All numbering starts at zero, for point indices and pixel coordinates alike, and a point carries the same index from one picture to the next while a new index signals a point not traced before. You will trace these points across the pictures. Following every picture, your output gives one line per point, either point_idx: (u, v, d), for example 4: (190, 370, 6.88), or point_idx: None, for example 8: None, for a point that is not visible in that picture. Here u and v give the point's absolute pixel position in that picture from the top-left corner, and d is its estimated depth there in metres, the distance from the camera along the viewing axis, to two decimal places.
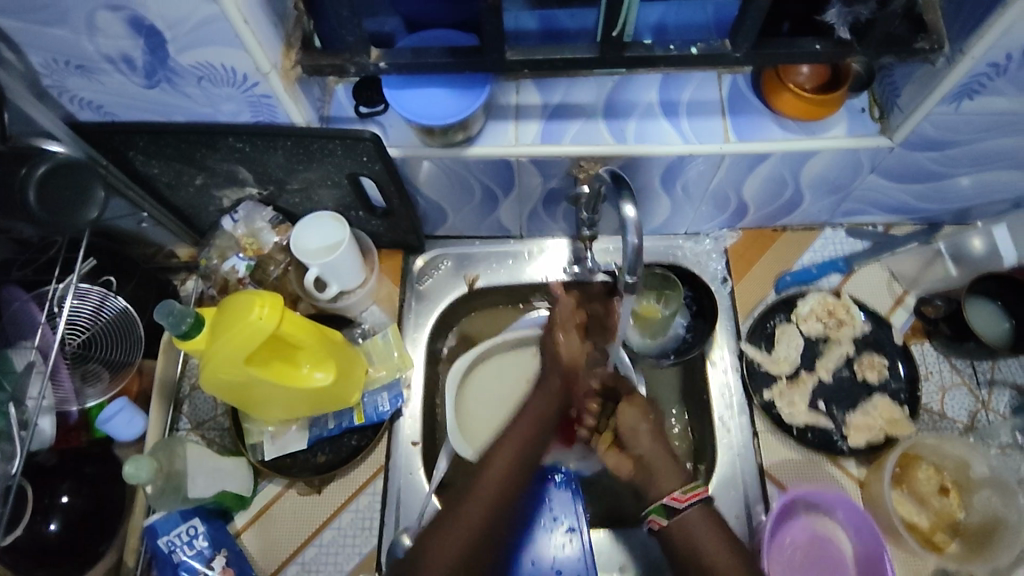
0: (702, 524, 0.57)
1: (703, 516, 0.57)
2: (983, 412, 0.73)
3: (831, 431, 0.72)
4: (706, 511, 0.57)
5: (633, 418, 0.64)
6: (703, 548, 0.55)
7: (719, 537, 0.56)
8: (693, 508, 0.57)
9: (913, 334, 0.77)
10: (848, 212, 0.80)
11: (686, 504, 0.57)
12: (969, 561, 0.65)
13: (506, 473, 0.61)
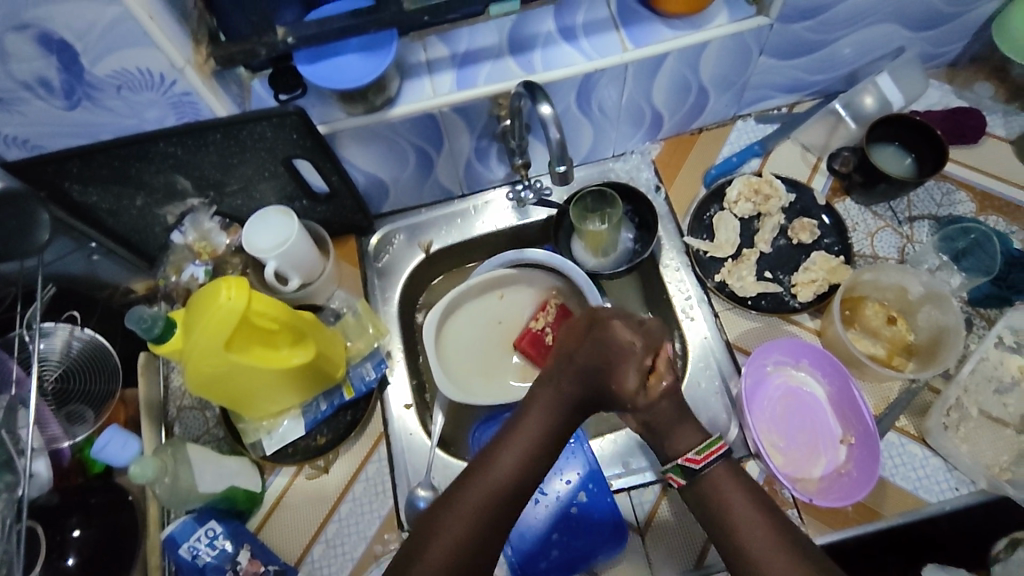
0: (725, 479, 0.58)
1: (727, 473, 0.58)
2: (909, 245, 0.81)
3: (781, 293, 0.79)
4: (728, 466, 0.58)
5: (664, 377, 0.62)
6: (730, 508, 0.56)
7: (738, 483, 0.57)
8: (714, 467, 0.58)
9: (833, 194, 0.85)
10: (752, 101, 0.87)
11: (709, 465, 0.58)
12: (926, 369, 0.72)
13: (503, 486, 0.56)
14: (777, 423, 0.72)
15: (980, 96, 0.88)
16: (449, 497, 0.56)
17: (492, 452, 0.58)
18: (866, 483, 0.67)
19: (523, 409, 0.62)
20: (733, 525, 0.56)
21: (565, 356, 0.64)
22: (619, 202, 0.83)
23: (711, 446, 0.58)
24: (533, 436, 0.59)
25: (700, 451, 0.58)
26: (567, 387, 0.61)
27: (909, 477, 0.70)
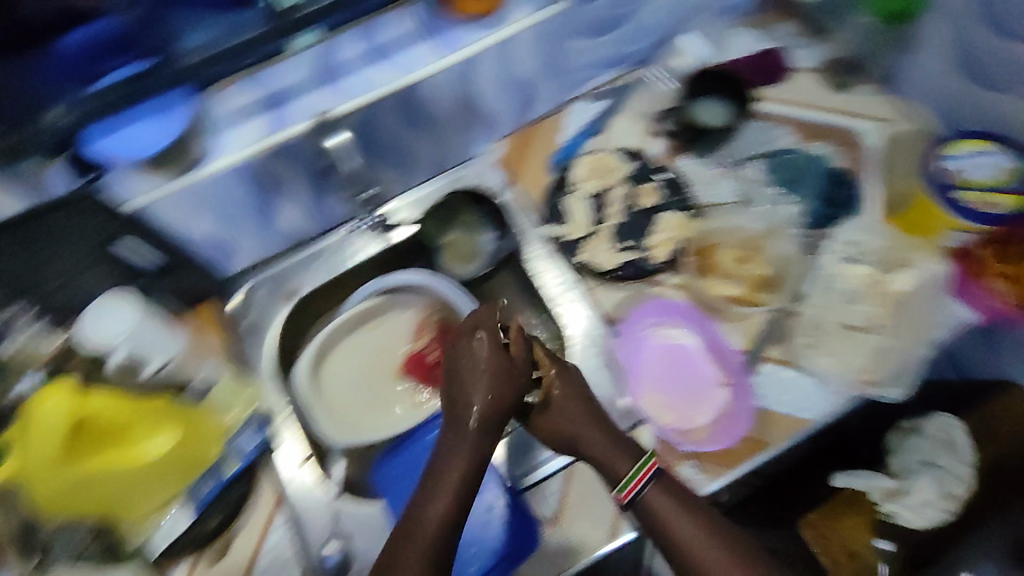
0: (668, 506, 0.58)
1: (660, 493, 0.59)
2: (748, 185, 0.85)
3: (640, 259, 0.80)
4: (662, 488, 0.59)
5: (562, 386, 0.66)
6: (672, 523, 0.57)
7: (682, 509, 0.58)
8: (648, 489, 0.59)
9: (673, 153, 0.87)
10: (576, 84, 0.90)
11: (641, 491, 0.59)
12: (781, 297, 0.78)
13: (438, 534, 0.57)
14: (662, 383, 0.75)
15: (783, 35, 0.94)
16: (393, 557, 0.56)
17: (426, 500, 0.59)
18: (744, 420, 0.71)
19: (448, 443, 0.62)
20: (675, 544, 0.57)
21: (459, 379, 0.64)
22: (466, 207, 0.87)
23: (643, 468, 0.60)
24: (462, 467, 0.60)
25: (631, 478, 0.59)
26: (474, 410, 0.62)
27: (789, 399, 0.72)
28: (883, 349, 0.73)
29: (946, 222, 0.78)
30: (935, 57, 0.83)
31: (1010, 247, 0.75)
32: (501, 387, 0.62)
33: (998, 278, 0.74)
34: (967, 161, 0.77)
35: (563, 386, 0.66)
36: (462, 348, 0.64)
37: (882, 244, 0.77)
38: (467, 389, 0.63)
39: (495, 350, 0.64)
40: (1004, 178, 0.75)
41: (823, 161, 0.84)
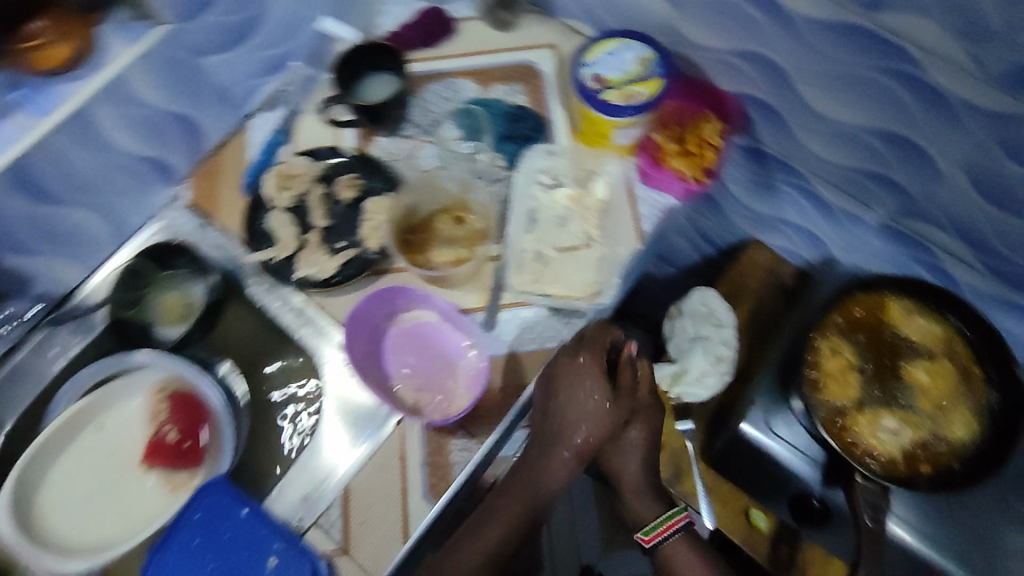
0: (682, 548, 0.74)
1: (682, 542, 0.74)
2: (449, 147, 0.82)
3: (361, 254, 0.75)
4: (683, 540, 0.74)
5: (623, 454, 0.73)
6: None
7: (699, 564, 0.73)
8: (675, 537, 0.73)
9: (366, 139, 0.82)
10: (244, 99, 0.82)
11: (665, 538, 0.72)
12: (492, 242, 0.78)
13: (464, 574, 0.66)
14: (414, 371, 0.72)
15: None
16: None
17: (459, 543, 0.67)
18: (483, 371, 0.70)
19: (487, 508, 0.69)
20: None
21: (555, 422, 0.68)
22: (159, 266, 0.77)
23: (671, 520, 0.72)
24: (489, 546, 0.67)
25: (663, 534, 0.72)
26: (576, 441, 0.68)
27: (534, 337, 0.74)
28: (603, 257, 0.78)
29: (609, 130, 0.77)
30: None
31: (671, 130, 0.83)
32: (597, 416, 0.68)
33: (671, 159, 0.81)
34: (602, 64, 0.76)
35: (644, 430, 0.72)
36: (568, 401, 0.67)
37: (573, 162, 0.81)
38: (567, 424, 0.68)
39: (590, 381, 0.67)
40: (636, 70, 0.75)
41: (504, 103, 0.85)
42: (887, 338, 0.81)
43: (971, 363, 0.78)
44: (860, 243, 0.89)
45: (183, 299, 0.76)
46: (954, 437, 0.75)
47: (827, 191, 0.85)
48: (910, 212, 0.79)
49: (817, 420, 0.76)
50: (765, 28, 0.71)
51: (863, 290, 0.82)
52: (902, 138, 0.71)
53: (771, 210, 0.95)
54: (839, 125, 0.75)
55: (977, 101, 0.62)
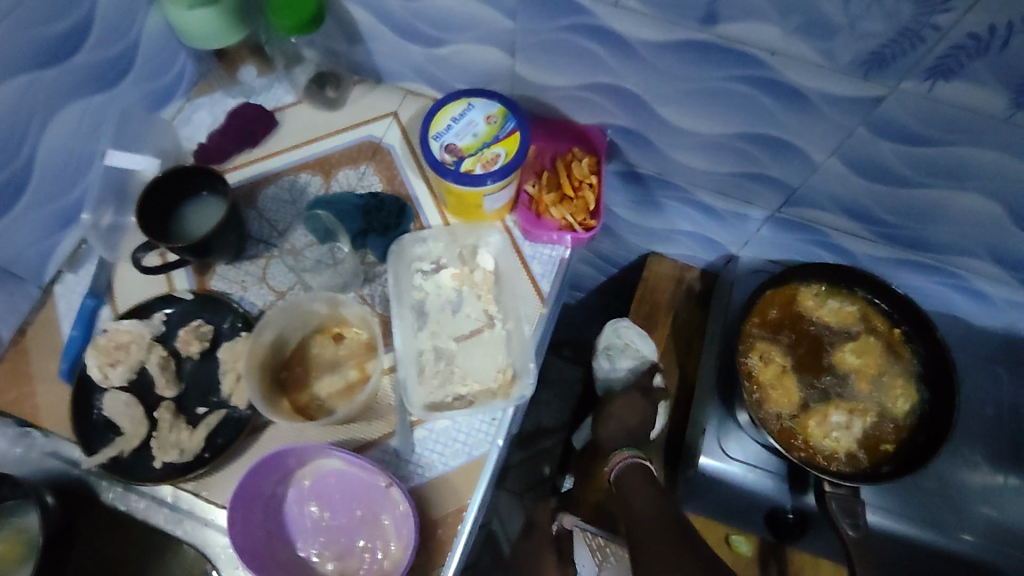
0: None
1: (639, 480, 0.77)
2: (298, 258, 0.72)
3: (230, 414, 0.64)
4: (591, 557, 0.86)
5: (614, 429, 0.87)
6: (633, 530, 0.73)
7: (651, 492, 0.75)
8: (625, 467, 0.79)
9: (203, 276, 0.71)
10: (39, 264, 0.69)
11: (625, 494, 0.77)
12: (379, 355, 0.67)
13: None
14: (329, 536, 0.61)
15: (249, 84, 0.81)
16: None
17: None
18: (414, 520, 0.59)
19: None
20: (631, 510, 0.74)
21: None
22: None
23: (621, 454, 0.81)
24: None
25: (617, 457, 0.81)
26: None
27: (458, 449, 0.65)
28: (508, 335, 0.69)
29: (478, 199, 0.69)
30: (383, 42, 0.76)
31: (545, 178, 0.77)
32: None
33: (551, 209, 0.75)
34: (450, 133, 0.68)
35: (625, 411, 0.87)
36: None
37: (448, 242, 0.72)
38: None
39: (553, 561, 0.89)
40: (488, 131, 0.68)
41: (353, 192, 0.75)
42: (808, 329, 0.78)
43: (892, 331, 0.78)
44: (755, 237, 0.87)
45: (27, 534, 0.60)
46: (899, 414, 0.74)
47: (710, 198, 0.83)
48: (795, 202, 0.78)
49: (770, 435, 0.72)
50: (606, 59, 0.66)
51: (773, 286, 0.79)
52: (769, 138, 0.69)
53: (662, 225, 0.92)
54: (705, 136, 0.72)
55: (833, 91, 0.60)
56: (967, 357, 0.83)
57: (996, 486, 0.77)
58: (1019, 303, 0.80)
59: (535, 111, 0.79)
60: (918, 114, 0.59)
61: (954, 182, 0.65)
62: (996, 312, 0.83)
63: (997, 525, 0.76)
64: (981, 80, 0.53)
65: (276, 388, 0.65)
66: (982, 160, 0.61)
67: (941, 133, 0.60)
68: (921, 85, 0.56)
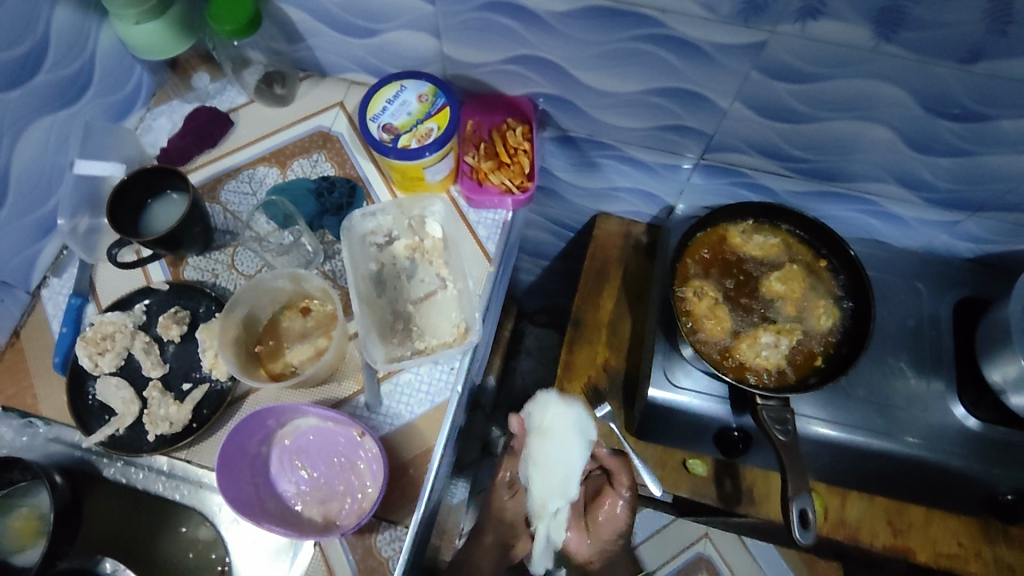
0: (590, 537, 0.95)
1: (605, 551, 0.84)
2: (263, 243, 0.78)
3: (212, 388, 0.71)
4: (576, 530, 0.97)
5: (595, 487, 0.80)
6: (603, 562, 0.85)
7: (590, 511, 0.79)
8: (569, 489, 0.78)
9: (176, 268, 0.78)
10: (24, 273, 0.75)
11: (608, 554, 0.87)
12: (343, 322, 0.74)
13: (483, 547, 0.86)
14: (312, 486, 0.68)
15: (201, 91, 0.87)
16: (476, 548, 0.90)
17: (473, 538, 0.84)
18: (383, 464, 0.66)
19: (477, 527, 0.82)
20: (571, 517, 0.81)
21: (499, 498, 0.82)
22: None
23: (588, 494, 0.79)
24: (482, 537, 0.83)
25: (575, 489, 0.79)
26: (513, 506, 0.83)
27: (422, 398, 0.72)
28: (460, 292, 0.76)
29: (419, 172, 0.76)
30: (320, 36, 0.82)
31: (482, 148, 0.83)
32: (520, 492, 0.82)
33: (490, 176, 0.81)
34: (386, 113, 0.74)
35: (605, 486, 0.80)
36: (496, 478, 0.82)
37: (397, 214, 0.78)
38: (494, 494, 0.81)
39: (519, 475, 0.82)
40: (420, 109, 0.74)
41: (304, 178, 0.82)
42: (738, 264, 0.85)
43: (813, 258, 0.85)
44: (687, 186, 0.94)
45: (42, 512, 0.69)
46: (823, 331, 0.81)
47: (640, 153, 0.89)
48: (715, 148, 0.84)
49: (707, 360, 0.79)
50: (521, 31, 0.72)
51: (703, 230, 0.86)
52: (679, 91, 0.75)
53: (603, 184, 0.99)
54: (622, 95, 0.78)
55: (722, 40, 0.66)
56: (890, 276, 0.90)
57: (921, 389, 0.85)
58: (929, 220, 0.87)
59: (468, 88, 0.85)
60: (799, 53, 0.65)
61: (845, 112, 0.72)
62: (912, 232, 0.90)
63: (924, 423, 0.83)
64: (844, 16, 0.60)
65: (252, 360, 0.72)
66: (864, 89, 0.68)
67: (823, 68, 0.66)
68: (795, 26, 0.62)
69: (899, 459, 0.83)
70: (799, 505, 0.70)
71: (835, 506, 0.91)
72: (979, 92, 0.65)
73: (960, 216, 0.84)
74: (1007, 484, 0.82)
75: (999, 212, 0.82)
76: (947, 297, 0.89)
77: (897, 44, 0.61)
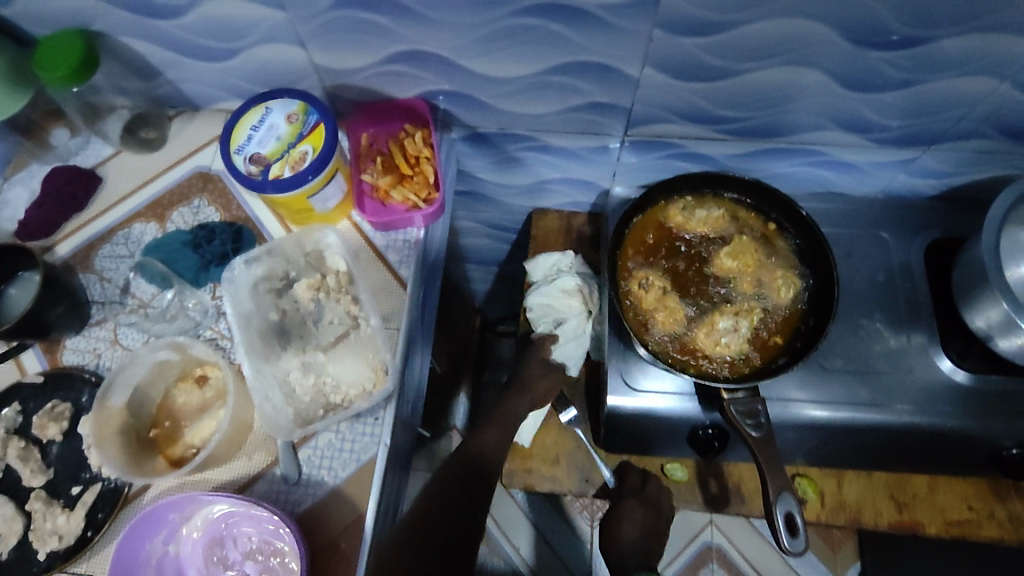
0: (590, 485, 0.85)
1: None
2: (146, 309, 0.70)
3: (105, 486, 0.62)
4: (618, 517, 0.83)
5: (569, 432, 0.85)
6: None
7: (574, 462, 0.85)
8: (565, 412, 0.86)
9: (53, 354, 0.68)
10: None
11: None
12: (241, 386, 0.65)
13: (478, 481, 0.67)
14: None
15: (59, 151, 0.77)
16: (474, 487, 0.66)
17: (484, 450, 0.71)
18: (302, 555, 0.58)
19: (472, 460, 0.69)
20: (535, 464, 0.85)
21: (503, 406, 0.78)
22: None
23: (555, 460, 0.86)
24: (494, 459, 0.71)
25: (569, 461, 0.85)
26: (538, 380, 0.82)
27: (346, 458, 0.64)
28: (373, 331, 0.67)
29: (304, 202, 0.66)
30: (176, 67, 0.72)
31: (379, 162, 0.73)
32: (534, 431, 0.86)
33: (391, 193, 0.71)
34: (252, 142, 0.65)
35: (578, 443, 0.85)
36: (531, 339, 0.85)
37: (291, 253, 0.69)
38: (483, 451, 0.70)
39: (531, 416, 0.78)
40: (290, 131, 0.65)
41: (180, 230, 0.72)
42: (682, 245, 0.77)
43: (761, 224, 0.77)
44: (620, 167, 0.85)
45: None
46: (785, 304, 0.73)
47: (560, 139, 0.80)
48: (638, 122, 0.75)
49: (663, 359, 0.70)
50: (391, 25, 0.63)
51: (640, 213, 0.77)
52: (581, 65, 0.66)
53: (529, 178, 0.90)
54: (520, 79, 0.69)
55: (611, 0, 0.57)
56: (851, 229, 0.82)
57: (901, 349, 0.77)
58: (883, 162, 0.79)
59: (355, 98, 0.75)
60: (701, 0, 0.56)
61: (769, 59, 0.63)
62: (868, 177, 0.82)
63: (912, 385, 0.75)
64: None
65: (144, 449, 0.64)
66: (782, 30, 0.59)
67: (731, 14, 0.57)
68: None
69: (889, 430, 0.76)
70: (784, 508, 0.62)
71: (831, 488, 0.83)
72: (910, 13, 0.56)
73: (916, 152, 0.76)
74: (1011, 437, 0.75)
75: (957, 141, 0.73)
76: (916, 242, 0.81)
77: None
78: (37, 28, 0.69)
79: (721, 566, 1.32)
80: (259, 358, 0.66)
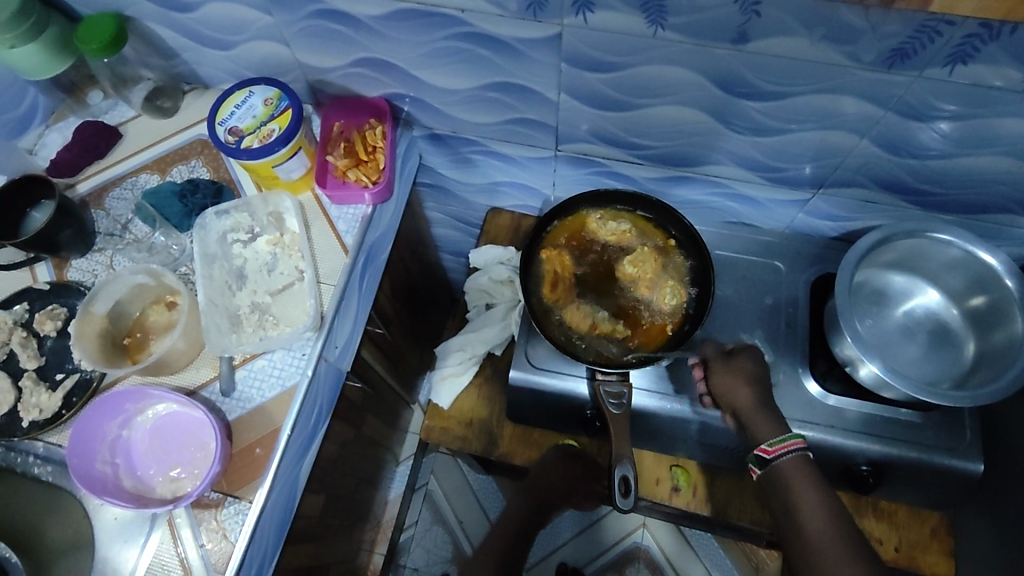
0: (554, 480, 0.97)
1: (800, 462, 0.74)
2: (140, 243, 0.86)
3: (82, 375, 0.78)
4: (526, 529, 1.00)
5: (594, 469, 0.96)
6: (799, 493, 0.72)
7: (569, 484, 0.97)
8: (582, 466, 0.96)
9: (61, 269, 0.84)
10: None
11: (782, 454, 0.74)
12: (193, 312, 0.78)
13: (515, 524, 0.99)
14: (165, 467, 0.75)
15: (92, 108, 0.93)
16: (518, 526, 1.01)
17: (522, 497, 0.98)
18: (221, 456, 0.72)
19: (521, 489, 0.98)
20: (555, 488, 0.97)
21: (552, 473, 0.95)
22: None
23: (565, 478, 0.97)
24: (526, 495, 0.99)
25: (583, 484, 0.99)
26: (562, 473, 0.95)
27: (273, 382, 0.78)
28: (310, 281, 0.81)
29: (270, 170, 0.81)
30: (191, 51, 0.88)
31: (343, 147, 0.87)
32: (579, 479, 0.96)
33: (348, 173, 0.85)
34: (233, 118, 0.80)
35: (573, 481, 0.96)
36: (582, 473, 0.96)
37: (257, 211, 0.85)
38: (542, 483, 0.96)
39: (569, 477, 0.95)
40: (265, 112, 0.80)
41: (173, 182, 0.87)
42: (591, 249, 0.89)
43: (661, 239, 0.88)
44: (558, 177, 0.98)
45: None
46: (668, 307, 0.84)
47: (503, 147, 0.93)
48: (565, 138, 0.87)
49: (554, 338, 0.83)
50: (356, 37, 0.77)
51: (561, 216, 0.89)
52: (510, 85, 0.79)
53: (484, 178, 1.03)
54: (464, 92, 0.83)
55: (524, 35, 0.71)
56: (751, 255, 0.93)
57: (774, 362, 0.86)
58: (781, 200, 0.90)
59: (335, 92, 0.90)
60: (595, 44, 0.69)
61: (661, 97, 0.75)
62: (771, 211, 0.93)
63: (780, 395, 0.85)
64: (615, 7, 0.64)
65: (113, 353, 0.79)
66: (663, 75, 0.71)
67: (619, 57, 0.70)
68: (578, 18, 0.66)
69: None
70: (621, 472, 0.75)
71: (703, 485, 0.94)
72: (766, 74, 0.68)
73: (808, 194, 0.87)
74: (862, 453, 0.83)
75: (840, 188, 0.84)
76: (807, 274, 0.91)
77: (671, 29, 0.65)
78: (84, 9, 0.85)
79: (646, 568, 1.39)
80: (214, 294, 0.80)
